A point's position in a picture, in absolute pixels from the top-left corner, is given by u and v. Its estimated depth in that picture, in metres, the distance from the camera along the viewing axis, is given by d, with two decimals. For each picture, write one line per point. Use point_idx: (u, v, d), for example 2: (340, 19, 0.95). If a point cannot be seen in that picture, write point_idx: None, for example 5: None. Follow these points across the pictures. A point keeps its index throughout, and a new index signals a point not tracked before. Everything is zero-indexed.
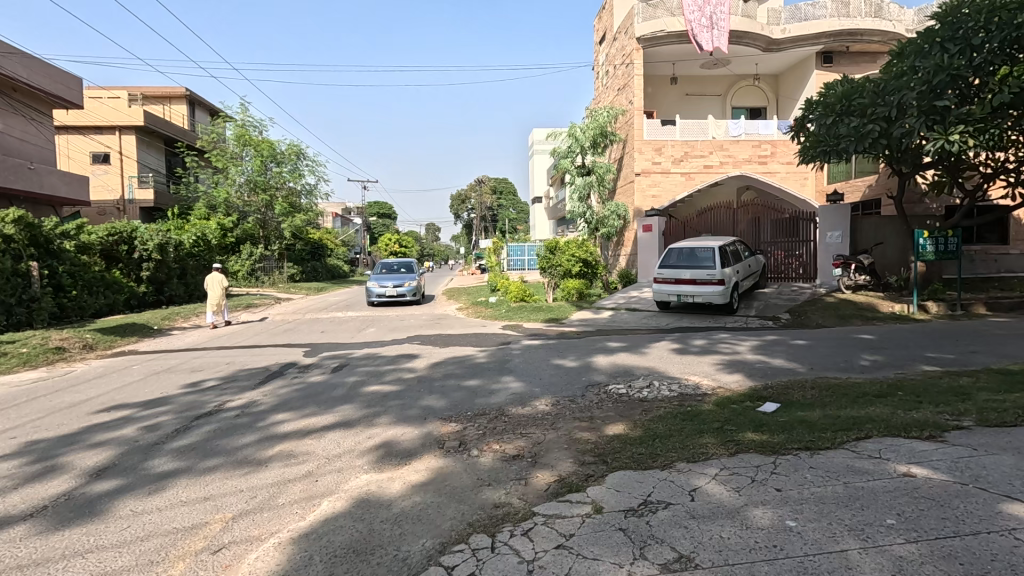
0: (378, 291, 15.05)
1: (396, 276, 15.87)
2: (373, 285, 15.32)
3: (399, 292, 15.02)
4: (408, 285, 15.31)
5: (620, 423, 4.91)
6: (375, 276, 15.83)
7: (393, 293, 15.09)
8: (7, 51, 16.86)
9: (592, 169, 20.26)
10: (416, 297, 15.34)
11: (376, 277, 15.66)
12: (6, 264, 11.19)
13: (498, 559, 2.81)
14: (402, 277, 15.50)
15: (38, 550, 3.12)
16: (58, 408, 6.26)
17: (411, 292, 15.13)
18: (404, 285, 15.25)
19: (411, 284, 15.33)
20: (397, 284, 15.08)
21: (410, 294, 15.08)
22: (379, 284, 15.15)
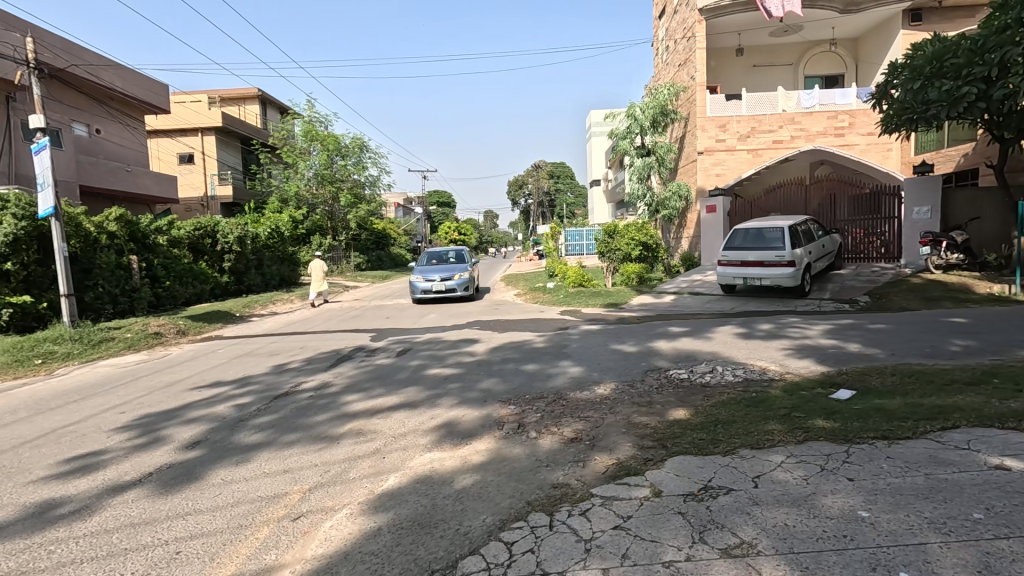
0: (424, 287, 14.04)
1: (443, 267, 14.75)
2: (419, 280, 14.32)
3: (448, 287, 14.08)
4: (458, 277, 14.25)
5: (682, 409, 4.83)
6: (421, 269, 14.82)
7: (442, 287, 14.07)
8: (105, 63, 18.48)
9: (652, 149, 19.50)
10: (467, 293, 14.31)
11: (422, 269, 14.65)
12: (111, 258, 12.49)
13: (556, 538, 2.87)
14: (450, 269, 14.35)
15: (147, 511, 3.52)
16: (157, 387, 6.94)
17: (462, 286, 14.09)
18: (452, 278, 14.14)
19: (461, 276, 14.25)
20: (445, 278, 13.95)
21: (460, 289, 14.04)
22: (426, 277, 14.10)
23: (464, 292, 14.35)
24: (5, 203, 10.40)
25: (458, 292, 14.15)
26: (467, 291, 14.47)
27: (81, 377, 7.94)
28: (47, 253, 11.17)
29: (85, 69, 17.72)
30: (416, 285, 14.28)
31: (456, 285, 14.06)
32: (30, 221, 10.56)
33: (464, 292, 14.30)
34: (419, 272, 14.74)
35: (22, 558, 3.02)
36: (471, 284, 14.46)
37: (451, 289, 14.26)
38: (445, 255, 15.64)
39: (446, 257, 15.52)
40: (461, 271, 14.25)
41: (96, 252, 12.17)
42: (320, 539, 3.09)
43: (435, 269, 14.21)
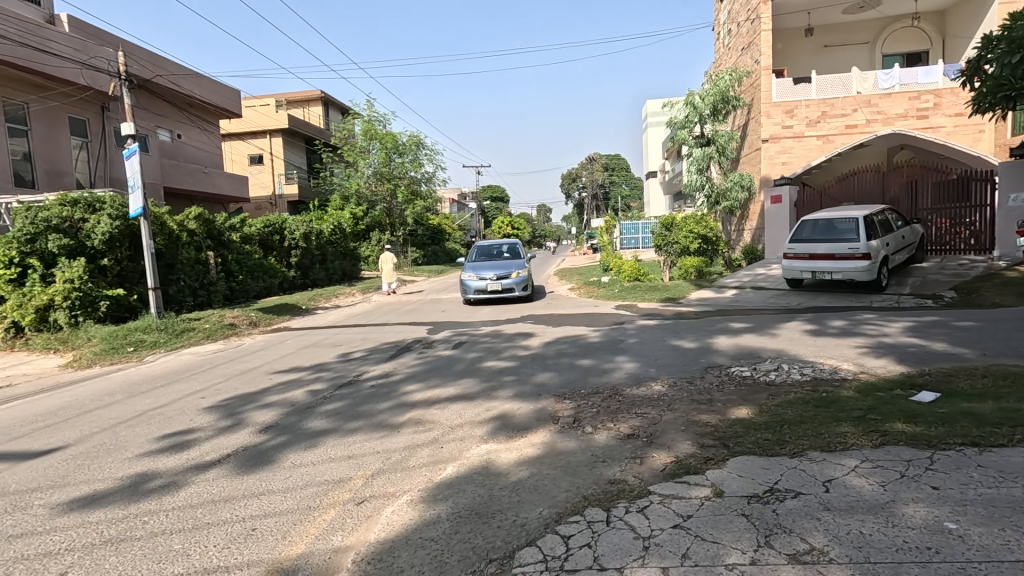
0: (477, 285, 13.11)
1: (496, 264, 13.71)
2: (470, 278, 13.39)
3: (504, 286, 12.99)
4: (515, 275, 13.21)
5: (744, 407, 4.65)
6: (471, 266, 13.93)
7: (497, 286, 13.02)
8: (185, 72, 19.82)
9: (712, 139, 18.72)
10: (525, 293, 13.29)
11: (473, 266, 13.72)
12: (191, 254, 13.47)
13: (613, 534, 2.85)
14: (505, 266, 13.34)
15: (226, 489, 3.78)
16: (234, 374, 7.44)
17: (519, 284, 13.12)
18: (509, 277, 13.09)
19: (518, 274, 13.24)
20: (501, 277, 12.91)
21: (517, 287, 13.02)
22: (479, 275, 13.10)
23: (522, 291, 13.37)
24: (102, 204, 11.34)
25: (516, 291, 13.12)
26: (525, 290, 13.48)
27: (167, 364, 8.60)
28: (136, 250, 12.18)
29: (169, 79, 19.11)
30: (467, 284, 13.36)
31: (513, 284, 13.07)
32: (123, 221, 11.52)
33: (522, 291, 13.15)
34: (468, 269, 13.83)
35: (122, 527, 3.33)
36: (529, 282, 13.42)
37: (507, 288, 13.14)
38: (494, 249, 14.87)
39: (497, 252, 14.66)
40: (518, 269, 13.24)
41: (178, 248, 13.17)
42: (382, 523, 3.21)
43: (489, 267, 13.21)
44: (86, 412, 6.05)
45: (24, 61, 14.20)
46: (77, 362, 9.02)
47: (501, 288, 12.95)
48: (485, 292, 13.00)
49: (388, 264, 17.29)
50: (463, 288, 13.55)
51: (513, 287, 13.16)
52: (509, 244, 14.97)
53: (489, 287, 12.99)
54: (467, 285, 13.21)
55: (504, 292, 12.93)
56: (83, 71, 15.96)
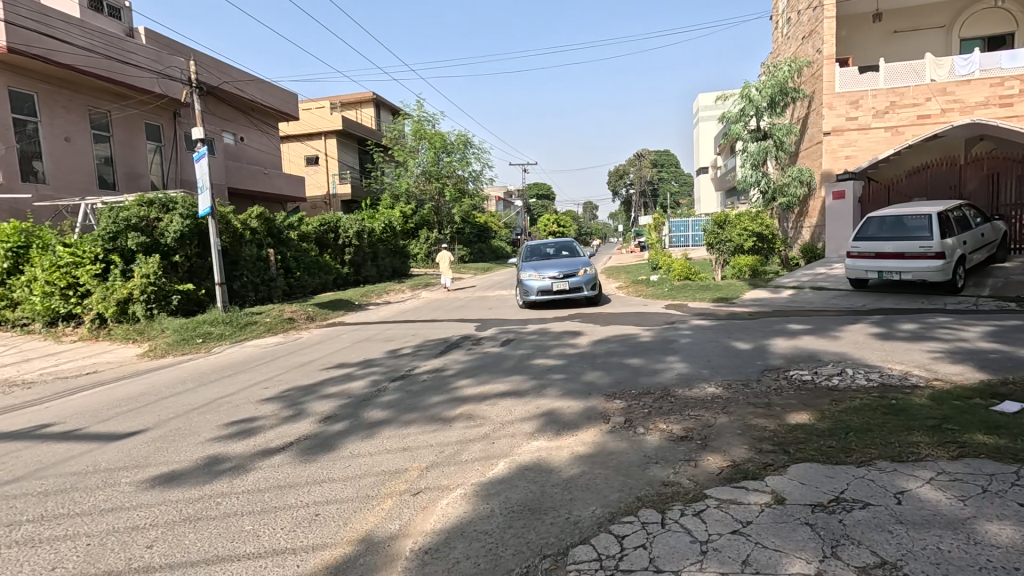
0: (541, 285, 11.89)
1: (558, 263, 12.44)
2: (530, 278, 12.17)
3: (573, 285, 11.75)
4: (583, 274, 11.98)
5: (804, 412, 4.48)
6: (526, 267, 12.72)
7: (564, 286, 11.73)
8: (248, 78, 20.81)
9: (768, 133, 18.06)
10: (593, 294, 12.00)
11: (530, 266, 12.53)
12: (253, 251, 14.20)
13: (668, 536, 2.81)
14: (570, 265, 12.22)
15: (291, 475, 3.98)
16: (293, 366, 7.79)
17: (588, 284, 11.94)
18: (577, 275, 11.90)
19: (586, 273, 12.09)
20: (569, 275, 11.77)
21: (587, 287, 11.81)
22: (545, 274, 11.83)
23: (589, 292, 12.14)
24: (174, 204, 12.09)
25: (584, 291, 11.87)
26: (592, 292, 12.20)
27: (232, 355, 9.10)
28: (204, 247, 12.95)
29: (233, 85, 20.14)
30: (526, 285, 12.10)
31: (581, 283, 11.89)
32: (192, 220, 12.27)
33: (591, 291, 11.88)
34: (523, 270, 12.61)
35: (198, 506, 3.56)
36: (597, 282, 12.23)
37: (575, 288, 11.85)
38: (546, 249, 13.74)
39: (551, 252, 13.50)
40: (586, 266, 12.12)
41: (242, 246, 13.90)
42: (438, 515, 3.29)
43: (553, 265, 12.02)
44: (163, 398, 6.50)
45: (107, 72, 15.31)
46: (152, 351, 9.69)
47: (569, 287, 11.78)
48: (550, 292, 11.82)
49: (445, 262, 17.82)
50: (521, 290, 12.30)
51: (581, 288, 11.86)
52: (563, 244, 13.89)
53: (554, 286, 11.82)
54: (529, 286, 11.97)
55: (573, 291, 11.67)
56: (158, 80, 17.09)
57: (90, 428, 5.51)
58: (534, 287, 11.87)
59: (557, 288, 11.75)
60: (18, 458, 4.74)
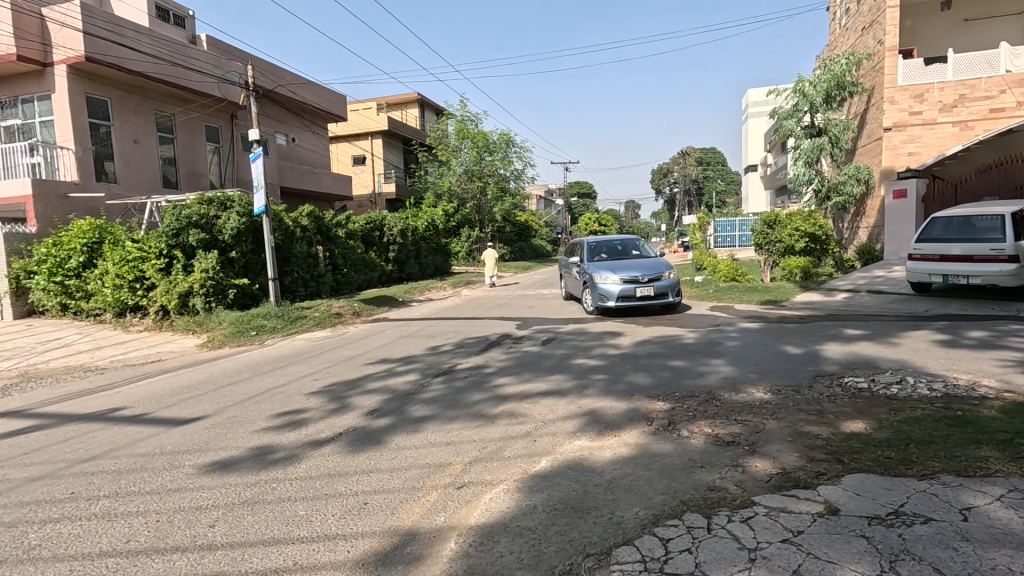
0: (621, 289, 10.24)
1: (633, 263, 10.79)
2: (606, 281, 10.45)
3: (658, 291, 10.17)
4: (666, 277, 10.40)
5: (860, 421, 4.29)
6: (595, 266, 11.04)
7: (648, 291, 10.13)
8: (300, 81, 21.56)
9: (824, 128, 17.11)
10: (677, 301, 10.43)
11: (601, 266, 10.81)
12: (304, 248, 14.75)
13: (715, 541, 2.77)
14: (650, 266, 10.56)
15: (339, 464, 4.13)
16: (340, 360, 8.06)
17: (673, 289, 10.35)
18: (661, 279, 10.31)
19: (669, 276, 10.49)
20: (654, 279, 10.17)
21: (673, 293, 10.23)
22: (626, 276, 10.19)
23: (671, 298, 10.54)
24: (231, 203, 12.73)
25: (669, 298, 10.29)
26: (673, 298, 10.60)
27: (283, 348, 9.50)
28: (259, 244, 13.55)
29: (287, 88, 20.94)
30: (602, 288, 10.42)
31: (666, 288, 10.31)
32: (248, 218, 12.86)
33: (675, 298, 10.33)
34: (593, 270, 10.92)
35: (255, 490, 3.76)
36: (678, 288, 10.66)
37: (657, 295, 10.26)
38: (609, 246, 11.99)
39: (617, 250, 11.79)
40: (668, 268, 10.52)
41: (294, 243, 14.47)
42: (482, 509, 3.35)
43: (632, 267, 10.37)
44: (221, 387, 6.87)
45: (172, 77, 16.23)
46: (211, 342, 10.25)
47: (654, 292, 10.18)
48: (632, 297, 10.17)
49: (490, 260, 17.99)
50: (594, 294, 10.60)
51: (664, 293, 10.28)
52: (624, 240, 12.19)
53: (636, 290, 10.20)
54: (607, 289, 10.30)
55: (658, 297, 10.11)
56: (217, 84, 17.97)
57: (156, 412, 5.88)
58: (613, 292, 10.21)
59: (641, 293, 10.12)
60: (94, 438, 5.12)
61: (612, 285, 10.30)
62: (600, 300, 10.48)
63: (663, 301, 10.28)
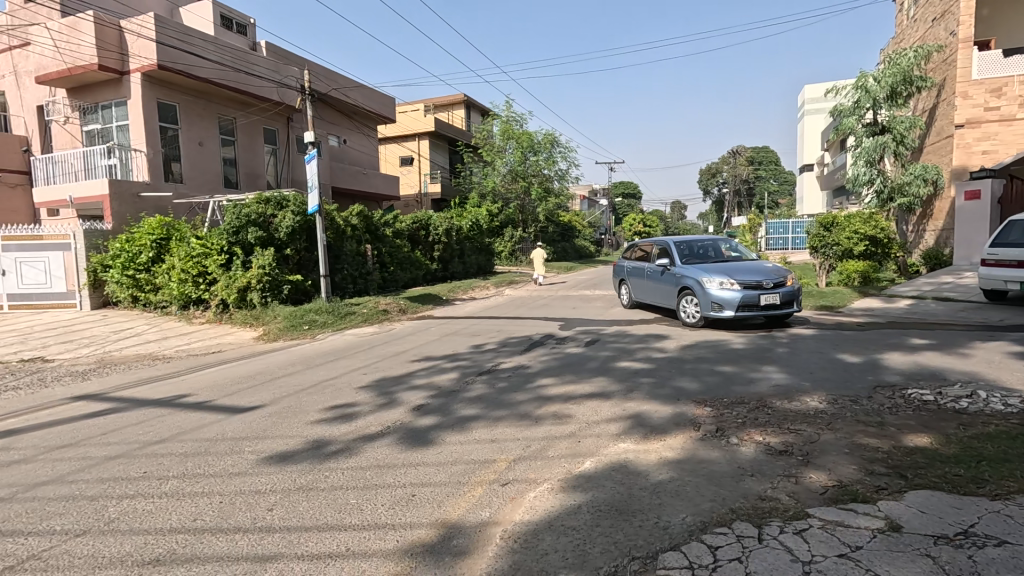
0: (741, 296, 8.70)
1: (744, 267, 9.31)
2: (719, 287, 8.89)
3: (784, 298, 8.70)
4: (788, 284, 8.96)
5: (925, 435, 4.06)
6: (698, 270, 9.47)
7: (774, 299, 8.65)
8: (352, 84, 22.24)
9: (887, 127, 16.14)
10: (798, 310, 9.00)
11: (707, 271, 9.27)
12: (353, 247, 15.24)
13: (767, 552, 2.70)
14: (767, 270, 9.09)
15: (388, 457, 4.27)
16: (387, 356, 8.30)
17: (796, 297, 8.94)
18: (784, 285, 8.86)
19: (789, 283, 9.05)
20: (779, 284, 8.71)
21: (799, 301, 8.81)
22: (747, 281, 8.68)
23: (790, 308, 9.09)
24: (287, 203, 13.31)
25: (793, 307, 8.85)
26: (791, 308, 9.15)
27: (334, 342, 9.87)
28: (312, 242, 14.09)
29: (340, 92, 21.64)
30: (716, 294, 8.86)
31: (789, 296, 8.86)
32: (302, 217, 13.41)
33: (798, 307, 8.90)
34: (697, 274, 9.35)
35: (309, 478, 3.94)
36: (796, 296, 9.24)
37: (781, 304, 8.79)
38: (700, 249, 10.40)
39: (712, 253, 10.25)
40: (788, 272, 9.08)
41: (344, 242, 14.98)
42: (526, 507, 3.38)
43: (750, 271, 8.88)
44: (276, 378, 7.21)
45: (234, 83, 17.10)
46: (268, 335, 10.75)
47: (779, 301, 8.71)
48: (755, 306, 8.65)
49: (540, 259, 18.07)
50: (704, 302, 9.01)
51: (788, 302, 8.83)
52: (711, 241, 10.62)
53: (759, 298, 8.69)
54: (724, 296, 8.75)
55: (785, 306, 8.64)
56: (276, 88, 18.80)
57: (218, 400, 6.22)
58: (733, 299, 8.66)
59: (766, 302, 8.63)
60: (164, 421, 5.50)
61: (730, 291, 8.77)
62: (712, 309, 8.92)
63: (787, 310, 8.86)
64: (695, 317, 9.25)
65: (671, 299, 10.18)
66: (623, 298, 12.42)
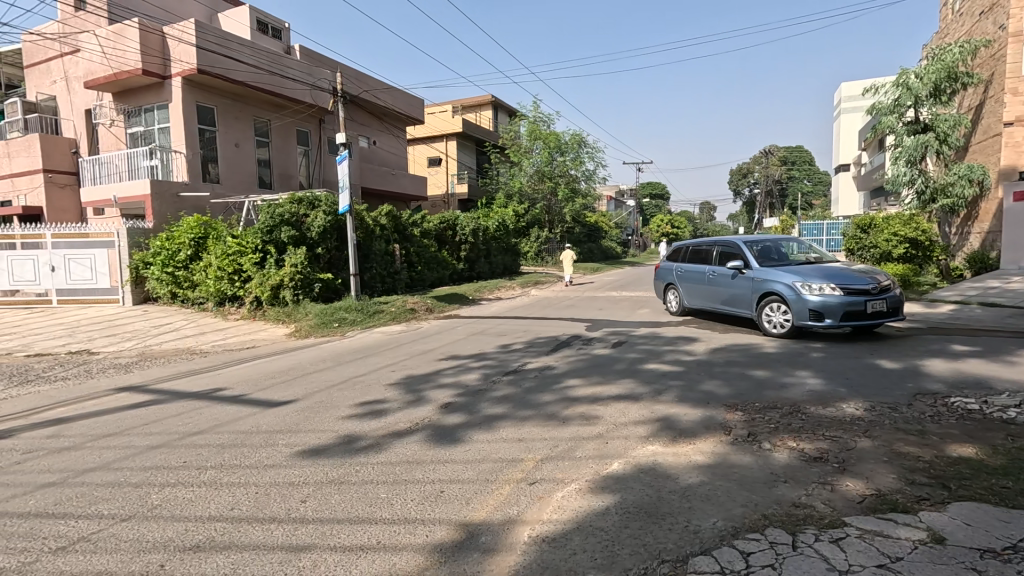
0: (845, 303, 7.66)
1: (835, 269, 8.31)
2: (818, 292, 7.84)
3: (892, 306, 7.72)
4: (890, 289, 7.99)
5: (970, 445, 3.91)
6: (784, 273, 8.40)
7: (882, 307, 7.64)
8: (382, 86, 22.57)
9: (930, 125, 15.58)
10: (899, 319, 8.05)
11: (798, 274, 8.21)
12: (382, 246, 15.44)
13: (802, 559, 2.64)
14: (865, 274, 8.12)
15: (417, 453, 4.33)
16: (415, 354, 8.40)
17: (898, 305, 7.98)
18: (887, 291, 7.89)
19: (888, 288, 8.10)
20: (886, 290, 7.72)
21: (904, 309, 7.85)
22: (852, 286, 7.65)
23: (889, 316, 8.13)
24: (318, 203, 13.60)
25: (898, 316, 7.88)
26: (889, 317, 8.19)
27: (363, 340, 10.03)
28: (342, 242, 14.34)
29: (370, 94, 21.98)
30: (815, 301, 7.78)
31: (893, 303, 7.89)
32: (333, 217, 13.66)
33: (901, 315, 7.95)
34: (785, 278, 8.30)
35: (341, 471, 4.02)
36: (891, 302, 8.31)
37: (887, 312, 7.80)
38: (776, 250, 9.33)
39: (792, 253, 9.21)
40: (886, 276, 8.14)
41: (373, 241, 15.19)
42: (554, 506, 3.38)
43: (850, 276, 7.88)
44: (308, 374, 7.38)
45: (269, 86, 17.55)
46: (299, 332, 11.01)
47: (887, 309, 7.71)
48: (861, 316, 7.63)
49: (569, 260, 17.98)
50: (799, 310, 7.93)
51: (893, 310, 7.86)
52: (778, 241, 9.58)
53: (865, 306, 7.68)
54: (827, 303, 7.68)
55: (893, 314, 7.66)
56: (309, 91, 19.24)
57: (253, 394, 6.40)
58: (838, 307, 7.61)
59: (873, 310, 7.62)
60: (201, 414, 5.68)
61: (830, 298, 7.74)
62: (808, 318, 7.86)
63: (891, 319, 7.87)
64: (785, 326, 8.16)
65: (744, 305, 9.12)
66: (671, 304, 11.28)
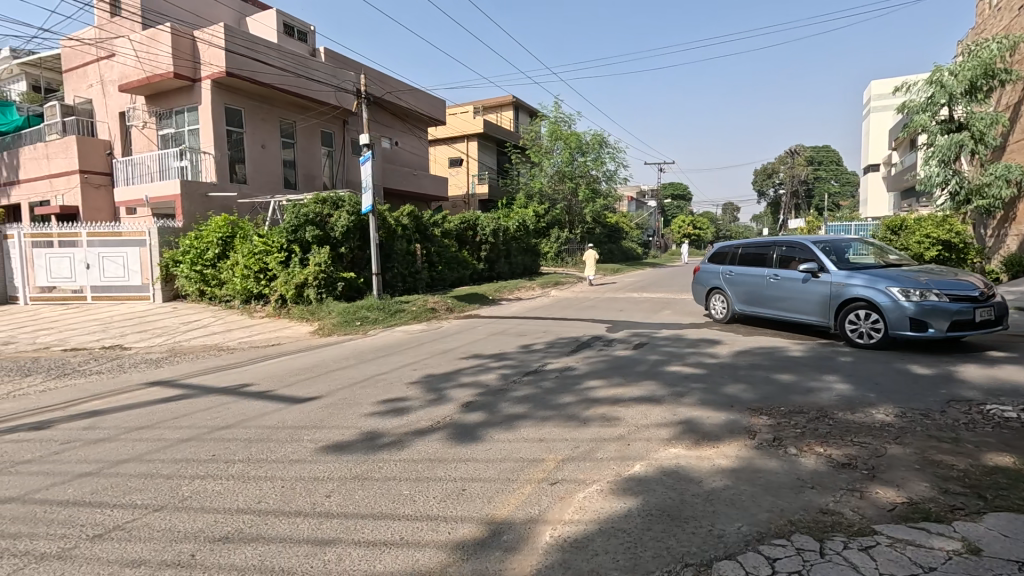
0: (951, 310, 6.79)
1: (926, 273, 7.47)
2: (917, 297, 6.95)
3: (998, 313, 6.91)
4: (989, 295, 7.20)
5: (1007, 454, 3.78)
6: (871, 276, 7.47)
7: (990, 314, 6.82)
8: (405, 87, 22.77)
9: (965, 123, 15.12)
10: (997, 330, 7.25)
11: (890, 277, 7.31)
12: (404, 246, 15.58)
13: (830, 567, 2.59)
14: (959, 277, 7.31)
15: (438, 451, 4.36)
16: (436, 353, 8.46)
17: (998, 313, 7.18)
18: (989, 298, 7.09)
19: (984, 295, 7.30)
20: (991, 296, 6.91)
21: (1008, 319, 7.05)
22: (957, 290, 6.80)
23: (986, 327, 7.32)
24: (342, 203, 13.79)
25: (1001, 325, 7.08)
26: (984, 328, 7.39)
27: (384, 338, 10.15)
28: (365, 241, 14.51)
29: (393, 95, 22.20)
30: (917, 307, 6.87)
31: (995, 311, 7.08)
32: (356, 217, 13.84)
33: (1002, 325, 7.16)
34: (874, 282, 7.38)
35: (364, 467, 4.08)
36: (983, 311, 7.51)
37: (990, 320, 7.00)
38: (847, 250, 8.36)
39: (868, 254, 8.26)
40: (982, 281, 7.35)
41: (395, 241, 15.33)
42: (576, 507, 3.37)
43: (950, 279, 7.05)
44: (331, 371, 7.50)
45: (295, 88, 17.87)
46: (323, 330, 11.18)
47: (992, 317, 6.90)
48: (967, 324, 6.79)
49: (591, 260, 17.93)
50: (895, 319, 7.00)
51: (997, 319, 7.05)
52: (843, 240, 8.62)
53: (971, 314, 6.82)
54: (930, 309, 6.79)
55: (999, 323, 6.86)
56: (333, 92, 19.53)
57: (279, 391, 6.53)
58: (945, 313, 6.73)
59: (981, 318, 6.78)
60: (229, 409, 5.82)
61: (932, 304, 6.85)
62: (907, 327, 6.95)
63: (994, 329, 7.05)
64: (876, 337, 7.26)
65: (818, 313, 8.17)
66: (715, 311, 10.26)
